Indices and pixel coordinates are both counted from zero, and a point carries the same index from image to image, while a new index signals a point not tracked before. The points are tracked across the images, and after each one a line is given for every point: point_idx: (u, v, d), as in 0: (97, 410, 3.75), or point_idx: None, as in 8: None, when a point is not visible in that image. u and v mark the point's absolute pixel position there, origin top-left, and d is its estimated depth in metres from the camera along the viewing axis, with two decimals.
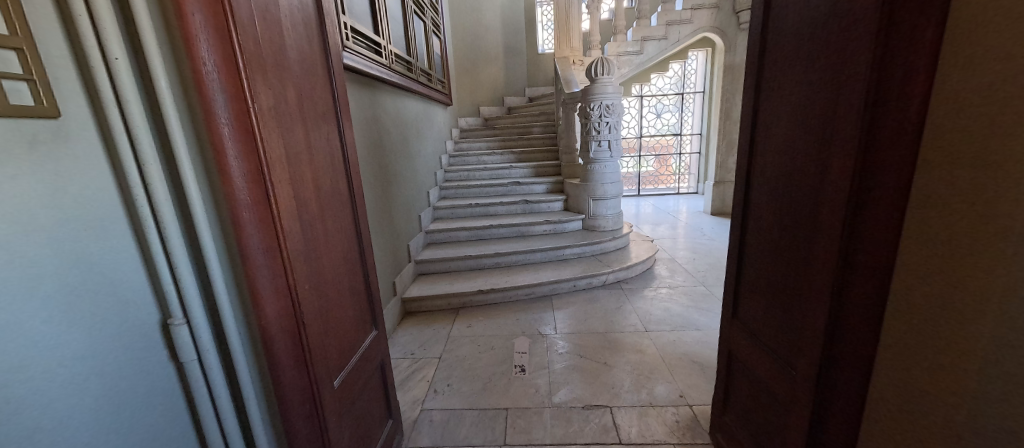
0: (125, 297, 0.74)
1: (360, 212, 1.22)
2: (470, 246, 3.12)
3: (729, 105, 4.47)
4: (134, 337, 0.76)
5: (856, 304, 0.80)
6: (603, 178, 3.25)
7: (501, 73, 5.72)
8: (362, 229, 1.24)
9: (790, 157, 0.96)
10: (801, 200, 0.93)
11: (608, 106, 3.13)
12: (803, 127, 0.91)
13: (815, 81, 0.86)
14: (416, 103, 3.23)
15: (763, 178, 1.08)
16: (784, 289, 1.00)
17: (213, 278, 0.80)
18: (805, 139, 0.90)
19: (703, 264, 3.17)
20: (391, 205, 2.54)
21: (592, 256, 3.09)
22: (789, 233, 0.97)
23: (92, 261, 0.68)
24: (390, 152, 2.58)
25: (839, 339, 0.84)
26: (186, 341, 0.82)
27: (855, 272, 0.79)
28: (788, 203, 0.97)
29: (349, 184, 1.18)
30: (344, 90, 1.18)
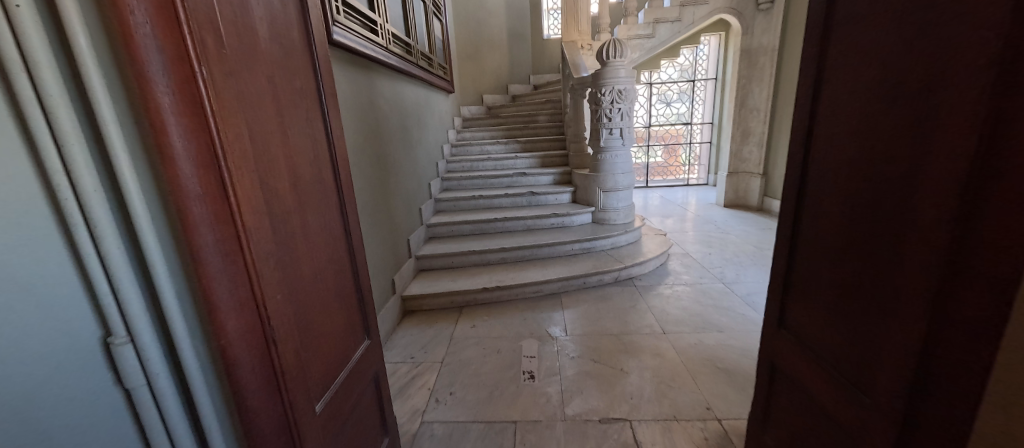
0: (58, 319, 0.57)
1: (348, 205, 1.06)
2: (474, 240, 2.96)
3: (745, 91, 4.24)
4: (70, 370, 0.59)
5: (957, 328, 0.61)
6: (615, 169, 3.06)
7: (505, 60, 5.50)
8: (352, 224, 1.08)
9: (865, 138, 0.77)
10: (878, 193, 0.75)
11: (620, 91, 2.92)
12: (882, 102, 0.73)
13: (912, 38, 0.67)
14: (416, 89, 3.04)
15: (822, 165, 0.89)
16: (853, 300, 0.83)
17: (160, 288, 0.64)
18: (885, 117, 0.73)
19: (720, 259, 2.98)
20: (390, 197, 2.37)
21: (602, 252, 2.92)
22: (862, 233, 0.80)
23: (9, 273, 0.51)
24: (389, 140, 2.40)
25: (930, 369, 0.67)
26: (133, 367, 0.64)
27: (958, 288, 0.61)
28: (863, 195, 0.78)
29: (336, 174, 1.01)
30: (328, 63, 1.01)
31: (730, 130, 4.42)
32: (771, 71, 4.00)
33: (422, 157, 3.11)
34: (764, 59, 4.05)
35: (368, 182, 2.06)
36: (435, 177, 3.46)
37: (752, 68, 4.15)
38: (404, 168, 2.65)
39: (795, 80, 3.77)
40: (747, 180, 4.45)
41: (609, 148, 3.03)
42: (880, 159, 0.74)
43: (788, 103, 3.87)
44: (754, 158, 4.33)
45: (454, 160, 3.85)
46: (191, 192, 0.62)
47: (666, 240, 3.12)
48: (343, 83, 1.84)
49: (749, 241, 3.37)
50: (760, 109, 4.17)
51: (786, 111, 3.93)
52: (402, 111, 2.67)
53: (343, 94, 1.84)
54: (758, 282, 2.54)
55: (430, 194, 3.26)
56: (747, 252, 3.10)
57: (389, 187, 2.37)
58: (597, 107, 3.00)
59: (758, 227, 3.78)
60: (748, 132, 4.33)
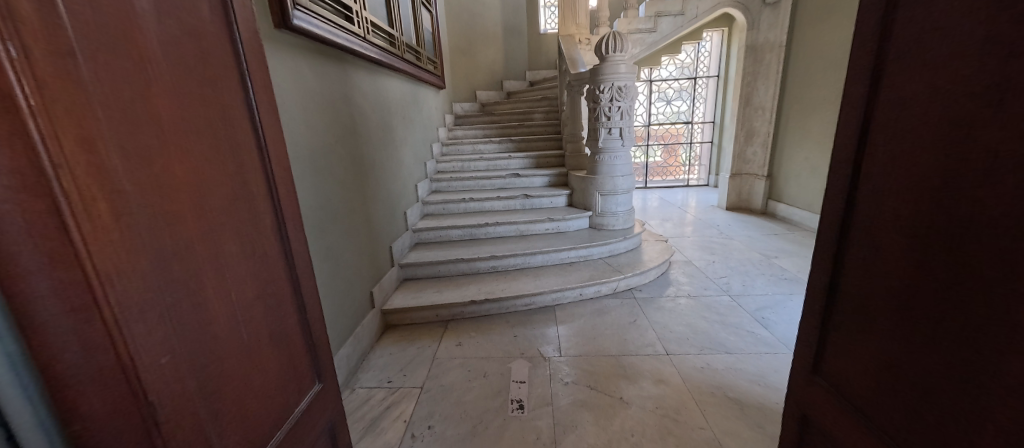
0: None
1: (286, 223, 0.87)
2: (463, 247, 2.76)
3: (750, 90, 4.05)
4: None
5: None
6: (613, 171, 2.86)
7: (500, 55, 5.27)
8: (292, 249, 0.88)
9: (947, 132, 0.50)
10: (970, 212, 0.49)
11: (620, 88, 2.71)
12: (983, 75, 0.46)
13: None
14: (402, 84, 2.83)
15: (873, 165, 0.62)
16: (901, 344, 0.61)
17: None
18: (989, 101, 0.46)
19: (725, 268, 2.80)
20: (369, 203, 2.16)
21: (599, 260, 2.73)
22: (937, 267, 0.54)
23: None
24: (368, 140, 2.19)
25: None
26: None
27: None
28: (943, 216, 0.52)
29: (268, 188, 0.81)
30: (258, 49, 0.81)
31: (733, 130, 4.24)
32: (778, 69, 3.82)
33: (408, 157, 2.91)
34: (770, 55, 3.86)
35: (341, 186, 1.85)
36: (422, 178, 3.25)
37: (758, 65, 3.96)
38: (386, 170, 2.44)
39: (803, 78, 3.58)
40: (751, 182, 4.26)
41: (609, 150, 2.84)
42: (981, 160, 0.47)
43: (796, 102, 3.69)
44: (758, 159, 4.14)
45: (444, 160, 3.64)
46: (11, 236, 0.40)
47: (668, 247, 2.93)
48: (309, 75, 1.62)
49: (754, 247, 3.19)
50: (766, 108, 3.98)
51: (793, 110, 3.75)
52: (385, 107, 2.46)
53: (310, 88, 1.63)
54: (767, 295, 2.36)
55: (417, 197, 3.05)
56: (754, 260, 2.92)
57: (369, 191, 2.17)
58: (595, 106, 2.80)
59: (762, 232, 3.61)
60: (752, 132, 4.14)
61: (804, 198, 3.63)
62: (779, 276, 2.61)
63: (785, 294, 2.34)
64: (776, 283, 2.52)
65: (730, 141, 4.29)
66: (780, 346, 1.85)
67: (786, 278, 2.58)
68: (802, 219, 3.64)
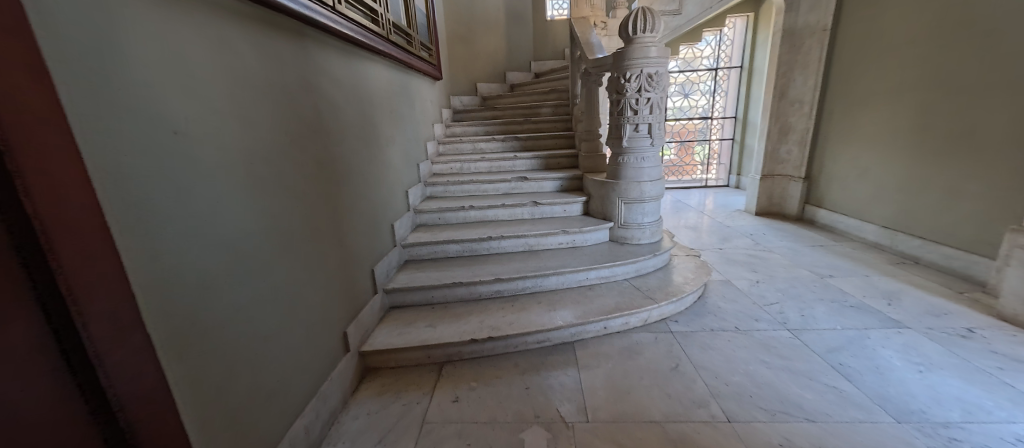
0: None
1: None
2: (460, 266, 2.32)
3: (787, 80, 3.58)
4: None
5: None
6: (640, 175, 2.42)
7: (502, 44, 4.79)
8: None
9: None
10: None
11: (650, 75, 2.26)
12: None
13: None
14: (388, 72, 2.37)
15: None
16: None
17: None
18: None
19: (772, 290, 2.35)
20: (343, 219, 1.72)
21: (623, 282, 2.28)
22: None
23: None
24: (343, 140, 1.75)
25: None
26: None
27: None
28: None
29: None
30: None
31: (765, 125, 3.77)
32: (820, 56, 3.35)
33: (397, 159, 2.47)
34: (812, 41, 3.38)
35: (301, 201, 1.41)
36: (415, 182, 2.80)
37: (796, 52, 3.49)
38: (368, 175, 2.00)
39: (852, 66, 3.12)
40: (784, 184, 3.80)
41: (635, 149, 2.39)
42: None
43: (841, 94, 3.22)
44: (794, 159, 3.68)
45: (440, 161, 3.19)
46: None
47: (703, 265, 2.47)
48: (246, 50, 1.17)
49: (801, 263, 2.73)
50: (805, 100, 3.51)
51: (838, 103, 3.28)
52: (365, 99, 2.00)
53: (249, 68, 1.18)
54: (835, 329, 1.92)
55: (408, 205, 2.60)
56: (805, 279, 2.47)
57: (343, 203, 1.72)
58: (618, 98, 2.35)
59: (803, 243, 3.15)
60: (788, 128, 3.67)
61: (851, 203, 3.17)
62: (842, 303, 2.16)
63: (858, 329, 1.90)
64: (840, 312, 2.07)
65: (762, 138, 3.83)
66: (875, 409, 1.41)
67: (850, 305, 2.13)
68: (849, 227, 3.18)
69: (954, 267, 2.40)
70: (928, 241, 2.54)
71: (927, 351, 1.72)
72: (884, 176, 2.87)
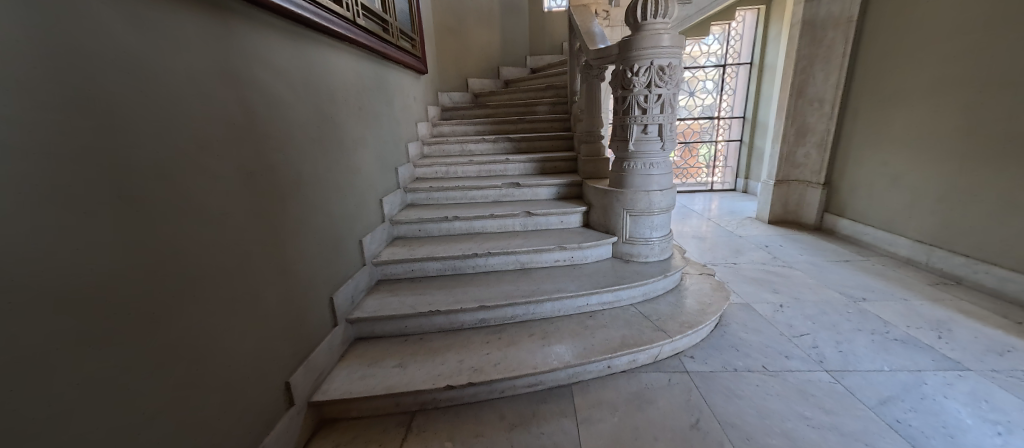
0: None
1: None
2: (441, 289, 2.00)
3: (806, 77, 3.27)
4: None
5: None
6: (649, 183, 2.10)
7: (495, 36, 4.45)
8: None
9: None
10: None
11: (662, 68, 1.93)
12: None
13: None
14: (358, 62, 2.03)
15: None
16: None
17: None
18: None
19: (800, 318, 2.04)
20: (288, 241, 1.39)
21: (629, 308, 1.96)
22: None
23: None
24: (290, 142, 1.41)
25: None
26: None
27: None
28: None
29: None
30: None
31: (780, 126, 3.47)
32: (844, 50, 3.04)
33: (369, 163, 2.13)
34: (835, 33, 3.07)
35: (222, 226, 1.09)
36: (393, 189, 2.47)
37: (817, 46, 3.18)
38: (327, 184, 1.67)
39: (882, 61, 2.80)
40: (801, 190, 3.49)
41: (643, 154, 2.07)
42: None
43: (868, 93, 2.92)
44: (812, 163, 3.38)
45: (423, 163, 2.86)
46: None
47: (720, 286, 2.15)
48: (116, 19, 0.83)
49: (828, 282, 2.42)
50: (826, 99, 3.20)
51: (863, 103, 2.97)
52: (324, 93, 1.67)
53: (129, 48, 0.85)
54: (883, 372, 1.61)
55: (383, 215, 2.28)
56: (835, 303, 2.16)
57: (288, 221, 1.39)
58: (625, 95, 2.02)
59: (824, 256, 2.85)
60: (806, 129, 3.36)
61: (880, 213, 2.86)
62: (884, 336, 1.85)
63: (911, 373, 1.59)
64: (884, 349, 1.76)
65: (777, 139, 3.53)
66: None
67: (895, 339, 1.82)
68: (877, 240, 2.87)
69: (1007, 291, 2.09)
70: (974, 260, 2.24)
71: (1001, 404, 1.41)
72: (919, 184, 2.56)
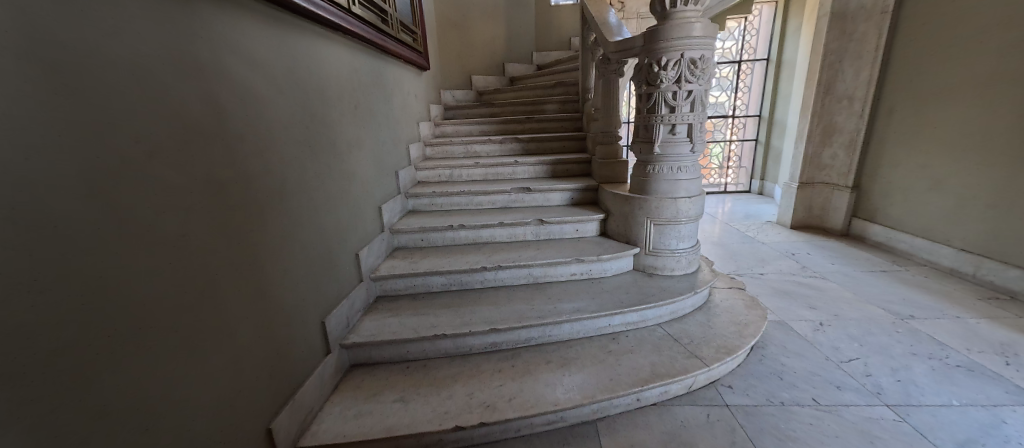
0: None
1: None
2: (446, 307, 1.80)
3: (834, 73, 3.07)
4: None
5: None
6: (675, 189, 1.89)
7: (501, 31, 4.25)
8: None
9: None
10: None
11: (693, 61, 1.72)
12: None
13: None
14: (353, 55, 1.83)
15: None
16: None
17: None
18: None
19: (844, 338, 1.84)
20: (269, 261, 1.18)
21: (656, 329, 1.76)
22: None
23: None
24: (270, 146, 1.20)
25: None
26: None
27: None
28: None
29: None
30: None
31: (805, 125, 3.27)
32: (877, 44, 2.83)
33: (366, 167, 1.92)
34: (866, 27, 2.88)
35: (188, 252, 0.88)
36: (393, 194, 2.27)
37: (846, 40, 2.97)
38: (316, 194, 1.46)
39: (920, 55, 2.60)
40: (827, 193, 3.29)
41: (670, 157, 1.87)
42: None
43: (905, 89, 2.71)
44: (839, 165, 3.17)
45: (426, 166, 2.66)
46: None
47: (754, 302, 1.95)
48: None
49: (867, 296, 2.22)
50: (855, 97, 3.00)
51: (899, 100, 2.76)
52: (312, 89, 1.46)
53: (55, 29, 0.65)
54: (951, 407, 1.41)
55: (383, 223, 2.08)
56: (880, 321, 1.96)
57: (269, 238, 1.18)
58: (650, 91, 1.81)
59: (858, 265, 2.64)
60: (833, 128, 3.16)
61: (917, 219, 2.66)
62: (943, 361, 1.65)
63: (987, 409, 1.39)
64: (948, 378, 1.56)
65: (801, 139, 3.33)
66: None
67: (957, 366, 1.62)
68: (914, 248, 2.66)
69: None
70: None
71: None
72: (965, 188, 2.35)
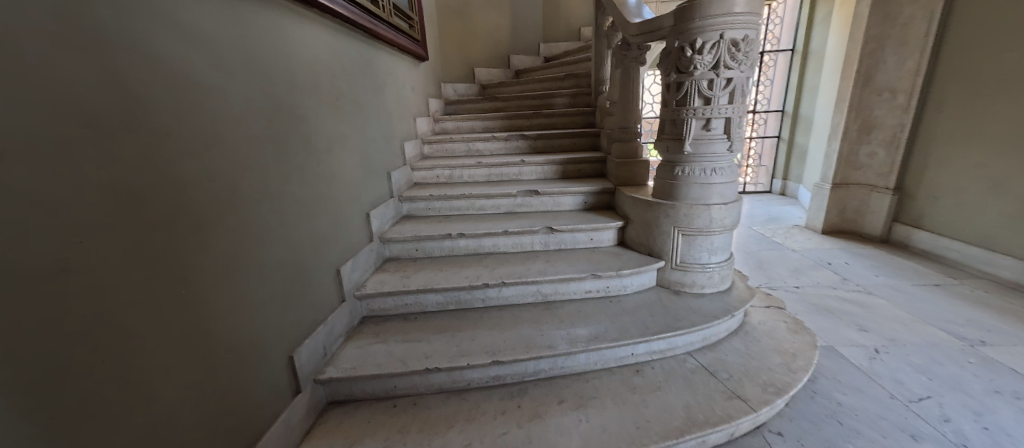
0: None
1: None
2: (441, 331, 1.55)
3: (874, 62, 2.77)
4: None
5: None
6: (709, 194, 1.62)
7: (506, 21, 3.97)
8: None
9: None
10: None
11: (735, 43, 1.44)
12: None
13: None
14: (334, 39, 1.57)
15: None
16: None
17: None
18: None
19: (908, 370, 1.56)
20: (212, 289, 0.93)
21: (686, 359, 1.50)
22: None
23: None
24: (212, 144, 0.95)
25: None
26: None
27: None
28: None
29: None
30: None
31: (840, 121, 2.98)
32: (927, 28, 2.51)
33: (351, 168, 1.67)
34: (913, 9, 2.55)
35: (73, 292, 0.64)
36: (385, 197, 2.03)
37: (890, 25, 2.67)
38: (283, 201, 1.21)
39: (980, 40, 2.29)
40: (863, 195, 2.99)
41: (702, 156, 1.59)
42: None
43: (960, 79, 2.40)
44: (879, 163, 2.88)
45: (423, 166, 2.41)
46: None
47: (799, 325, 1.68)
48: None
49: (924, 316, 1.93)
50: (899, 88, 2.69)
51: (952, 91, 2.45)
52: (275, 75, 1.20)
53: None
54: None
55: (373, 231, 1.84)
56: (947, 347, 1.68)
57: (211, 261, 0.93)
58: (681, 79, 1.55)
59: (906, 277, 2.35)
60: (872, 124, 2.87)
61: (973, 225, 2.36)
62: None
63: None
64: None
65: (836, 136, 3.03)
66: None
67: None
68: (970, 258, 2.36)
69: None
70: None
71: None
72: None
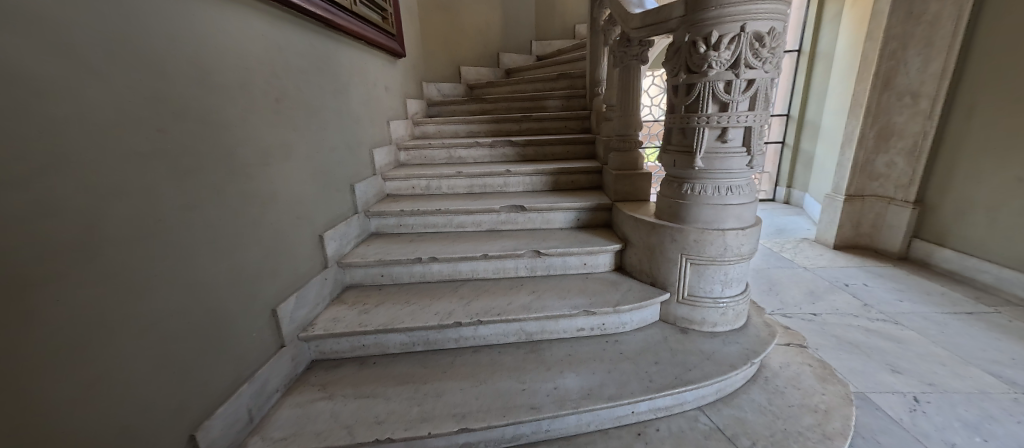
0: None
1: None
2: (402, 383, 1.28)
3: (896, 64, 2.54)
4: None
5: None
6: (724, 217, 1.37)
7: (495, 16, 3.71)
8: None
9: None
10: None
11: (759, 37, 1.19)
12: None
13: None
14: (276, 29, 1.29)
15: None
16: None
17: None
18: None
19: (958, 427, 1.31)
20: (44, 372, 0.65)
21: (698, 417, 1.24)
22: None
23: None
24: (52, 168, 0.66)
25: None
26: None
27: None
28: None
29: None
30: None
31: (855, 127, 2.75)
32: (955, 27, 2.28)
33: (300, 184, 1.39)
34: (940, 5, 2.32)
35: None
36: (348, 214, 1.76)
37: (914, 23, 2.43)
38: (184, 237, 0.92)
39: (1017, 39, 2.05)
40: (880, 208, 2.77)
41: (715, 172, 1.33)
42: None
43: (993, 82, 2.17)
44: (898, 174, 2.65)
45: (396, 176, 2.14)
46: None
47: (828, 370, 1.43)
48: None
49: (962, 353, 1.70)
50: (921, 93, 2.46)
51: (983, 96, 2.22)
52: (176, 71, 0.92)
53: None
54: None
55: (330, 256, 1.57)
56: (998, 396, 1.44)
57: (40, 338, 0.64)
58: (694, 80, 1.29)
59: (933, 302, 2.12)
60: (890, 130, 2.65)
61: (1011, 244, 2.12)
62: None
63: None
64: None
65: (850, 145, 2.81)
66: None
67: None
68: (1004, 281, 2.13)
69: None
70: None
71: None
72: None
